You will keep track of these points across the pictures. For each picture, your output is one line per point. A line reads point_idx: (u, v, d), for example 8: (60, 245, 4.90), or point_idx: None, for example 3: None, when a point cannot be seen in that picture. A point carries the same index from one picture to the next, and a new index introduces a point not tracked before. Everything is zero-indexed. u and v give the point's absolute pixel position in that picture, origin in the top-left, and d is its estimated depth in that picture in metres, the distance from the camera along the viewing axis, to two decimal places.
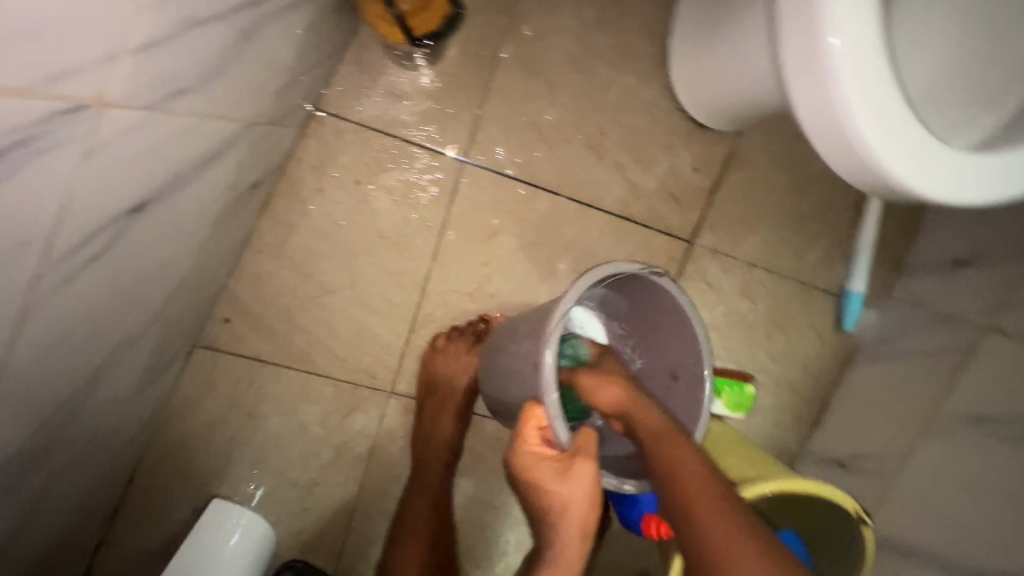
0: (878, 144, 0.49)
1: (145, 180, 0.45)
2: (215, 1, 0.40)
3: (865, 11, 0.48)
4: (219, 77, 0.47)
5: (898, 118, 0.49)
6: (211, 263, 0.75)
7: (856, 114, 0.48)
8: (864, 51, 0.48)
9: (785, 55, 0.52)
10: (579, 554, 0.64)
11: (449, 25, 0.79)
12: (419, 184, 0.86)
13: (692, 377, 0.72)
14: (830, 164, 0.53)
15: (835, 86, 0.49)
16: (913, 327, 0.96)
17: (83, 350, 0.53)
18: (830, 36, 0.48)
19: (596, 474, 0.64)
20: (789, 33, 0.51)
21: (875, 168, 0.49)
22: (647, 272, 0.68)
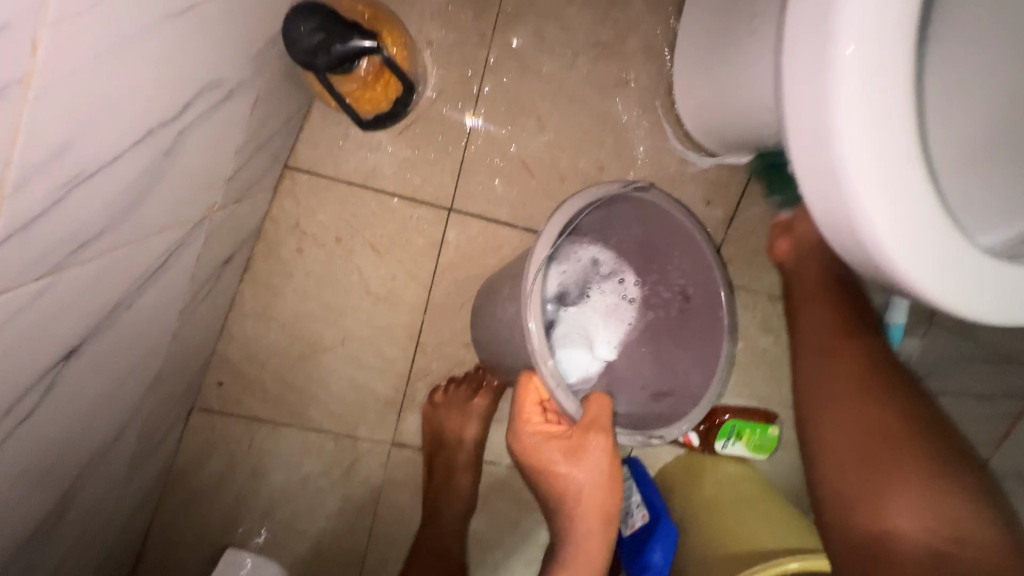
0: (870, 199, 0.38)
1: (73, 326, 0.41)
2: (115, 142, 0.35)
3: (896, 24, 0.37)
4: (142, 200, 0.42)
5: (903, 180, 0.38)
6: (190, 339, 0.72)
7: (852, 161, 0.38)
8: (883, 74, 0.37)
9: (790, 65, 0.41)
10: (600, 542, 0.64)
11: (400, 106, 0.73)
12: (405, 236, 0.81)
13: (707, 298, 0.69)
14: (817, 212, 0.43)
15: (837, 111, 0.38)
16: (959, 359, 0.87)
17: (54, 475, 0.50)
18: (844, 43, 0.37)
19: (608, 446, 0.62)
20: (799, 37, 0.40)
21: (862, 230, 0.39)
22: (631, 189, 0.62)
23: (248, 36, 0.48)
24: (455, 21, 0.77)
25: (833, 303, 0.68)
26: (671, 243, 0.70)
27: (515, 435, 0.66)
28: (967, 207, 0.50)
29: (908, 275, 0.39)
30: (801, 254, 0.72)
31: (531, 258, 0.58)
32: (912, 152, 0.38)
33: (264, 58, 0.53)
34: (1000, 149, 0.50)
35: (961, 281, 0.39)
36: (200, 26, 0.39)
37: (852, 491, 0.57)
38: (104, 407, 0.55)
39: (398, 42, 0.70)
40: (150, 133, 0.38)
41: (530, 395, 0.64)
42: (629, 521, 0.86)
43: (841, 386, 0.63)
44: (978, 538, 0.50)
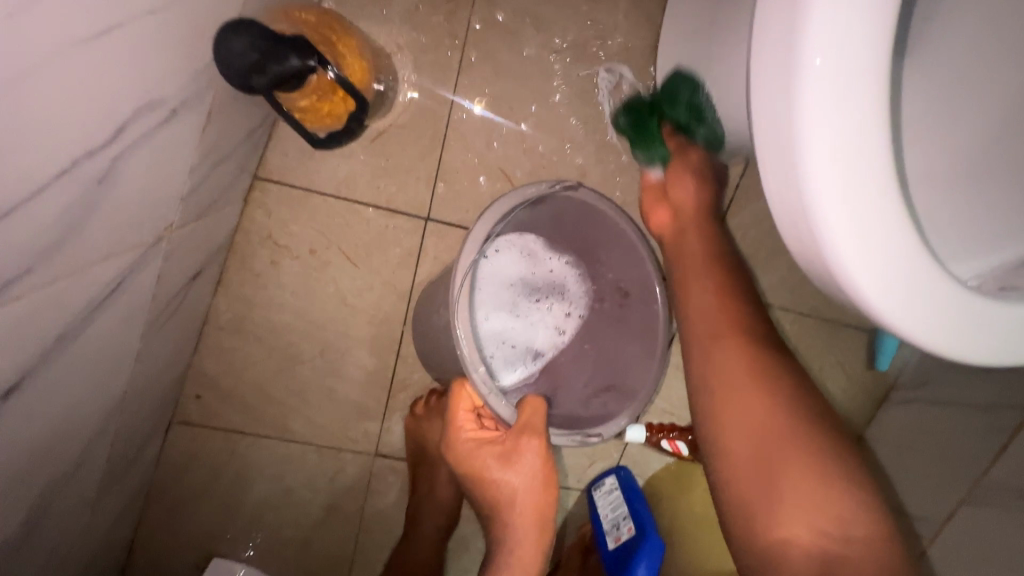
0: (843, 236, 0.31)
1: (11, 363, 0.39)
2: (32, 175, 0.32)
3: (876, 26, 0.30)
4: (79, 229, 0.40)
5: (886, 218, 0.32)
6: (161, 357, 0.70)
7: (820, 196, 0.31)
8: (861, 88, 0.31)
9: (755, 72, 0.34)
10: (536, 545, 0.62)
11: (354, 122, 0.67)
12: (382, 246, 0.79)
13: (643, 291, 0.69)
14: (788, 243, 0.36)
15: (806, 132, 0.31)
16: (955, 368, 0.85)
17: (11, 506, 0.48)
18: (815, 51, 0.30)
19: (541, 452, 0.60)
20: (762, 45, 0.34)
21: (832, 269, 0.32)
22: (561, 188, 0.63)
23: (189, 51, 0.45)
24: (427, 23, 0.73)
25: (716, 274, 0.61)
26: (606, 238, 0.70)
27: (448, 444, 0.64)
28: (956, 229, 0.45)
29: (890, 321, 0.33)
30: (682, 221, 0.65)
31: (459, 267, 0.57)
32: (891, 182, 0.32)
33: (213, 73, 0.50)
34: (989, 165, 0.47)
35: (959, 323, 0.34)
36: (124, 47, 0.37)
37: (744, 493, 0.49)
38: (63, 435, 0.53)
39: (354, 54, 0.66)
40: (76, 163, 0.36)
41: (463, 402, 0.63)
42: (616, 534, 0.84)
43: (728, 376, 0.54)
44: (863, 532, 0.43)
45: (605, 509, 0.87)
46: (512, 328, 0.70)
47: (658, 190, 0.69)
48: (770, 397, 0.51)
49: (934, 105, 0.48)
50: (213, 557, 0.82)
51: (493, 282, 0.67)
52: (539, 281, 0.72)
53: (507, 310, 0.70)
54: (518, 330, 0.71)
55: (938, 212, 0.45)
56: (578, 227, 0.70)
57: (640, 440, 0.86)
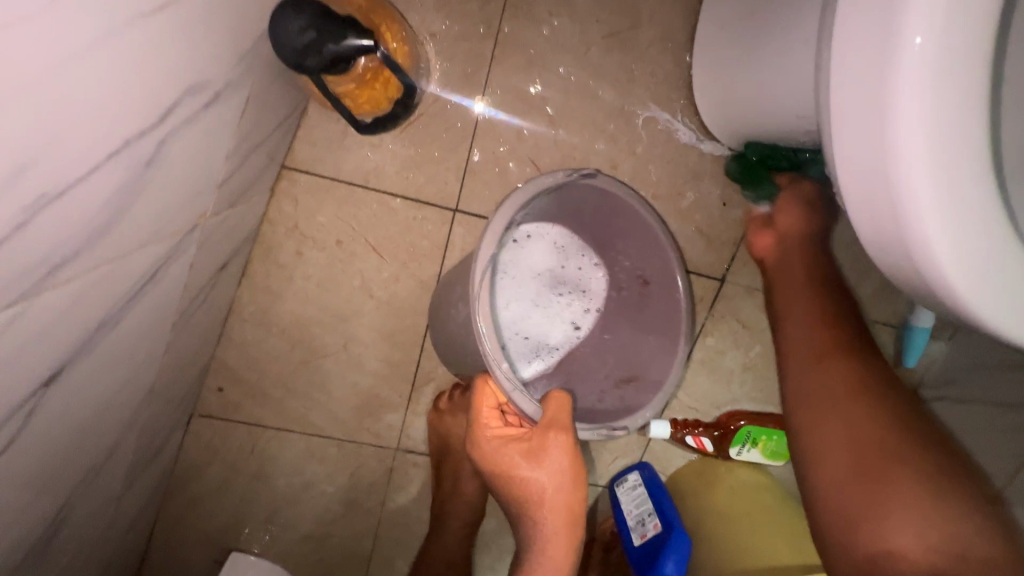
0: (934, 224, 0.30)
1: (53, 349, 0.38)
2: (85, 155, 0.31)
3: (978, 2, 0.29)
4: (123, 214, 0.39)
5: (979, 204, 0.31)
6: (187, 348, 0.69)
7: (911, 181, 0.31)
8: (959, 68, 0.29)
9: (842, 52, 0.33)
10: (567, 545, 0.59)
11: (401, 107, 0.69)
12: (409, 237, 0.78)
13: (665, 279, 0.68)
14: (865, 229, 0.35)
15: (900, 115, 0.30)
16: (986, 367, 0.84)
17: (45, 497, 0.47)
18: (915, 29, 0.29)
19: (570, 447, 0.58)
20: (850, 24, 0.33)
21: (920, 256, 0.32)
22: (580, 176, 0.59)
23: (232, 32, 0.44)
24: (460, 11, 0.72)
25: (816, 298, 0.61)
26: (626, 228, 0.68)
27: (471, 443, 0.60)
28: None
29: (980, 312, 0.32)
30: (788, 248, 0.66)
31: (478, 260, 0.53)
32: (985, 167, 0.31)
33: (253, 57, 0.49)
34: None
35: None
36: (176, 22, 0.35)
37: (847, 511, 0.48)
38: (94, 425, 0.52)
39: (398, 38, 0.66)
40: (126, 144, 0.35)
41: (487, 399, 0.60)
42: (640, 530, 0.83)
43: (827, 390, 0.54)
44: (984, 555, 0.41)
45: (629, 506, 0.87)
46: (529, 317, 0.71)
47: (763, 221, 0.71)
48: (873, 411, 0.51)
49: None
50: (234, 551, 0.81)
51: (522, 265, 0.70)
52: (569, 274, 0.73)
53: (529, 297, 0.71)
54: (537, 319, 0.72)
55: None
56: (600, 216, 0.68)
57: (665, 435, 0.86)
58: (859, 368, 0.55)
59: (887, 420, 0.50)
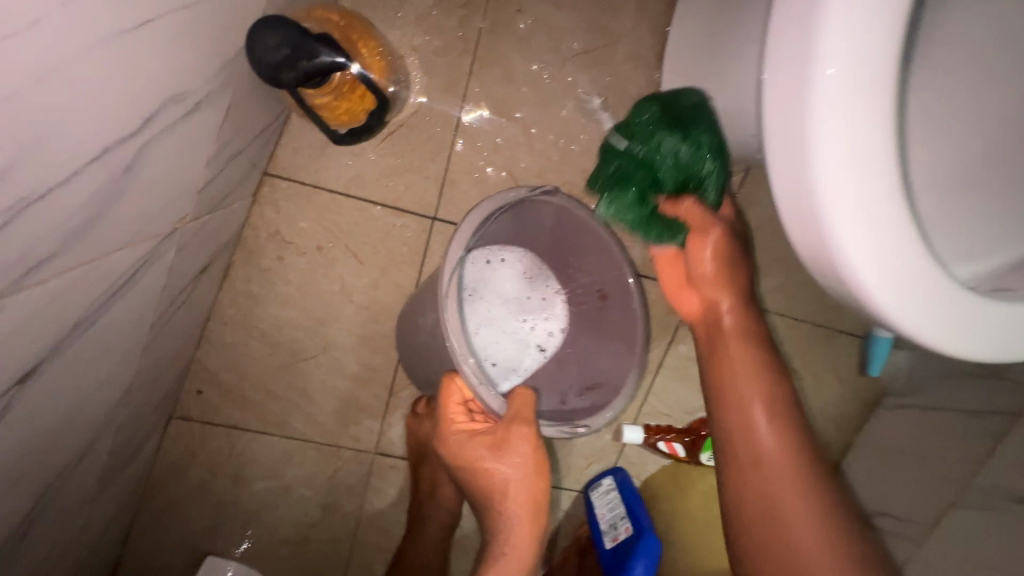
0: (849, 237, 0.33)
1: (30, 346, 0.39)
2: (66, 161, 0.33)
3: (885, 37, 0.32)
4: (101, 217, 0.40)
5: (890, 219, 0.33)
6: (166, 350, 0.70)
7: (828, 197, 0.33)
8: (868, 96, 0.32)
9: (769, 79, 0.36)
10: (530, 533, 0.61)
11: (374, 119, 0.70)
12: (389, 244, 0.80)
13: (621, 291, 0.69)
14: (794, 241, 0.38)
15: (817, 137, 0.33)
16: (944, 375, 0.87)
17: (19, 493, 0.48)
18: (828, 61, 0.32)
19: (533, 440, 0.59)
20: (775, 49, 0.35)
21: (840, 266, 0.34)
22: (539, 192, 0.62)
23: (214, 44, 0.46)
24: (440, 27, 0.75)
25: (750, 390, 0.57)
26: (581, 242, 0.70)
27: (440, 436, 0.63)
28: (958, 235, 0.47)
29: (896, 317, 0.34)
30: (720, 323, 0.61)
31: (445, 263, 0.55)
32: (896, 187, 0.33)
33: (233, 68, 0.51)
34: (991, 167, 0.48)
35: (952, 319, 0.36)
36: (160, 37, 0.37)
37: None
38: (71, 424, 0.53)
39: (375, 54, 0.70)
40: (107, 150, 0.37)
41: (454, 395, 0.62)
42: (613, 534, 0.84)
43: (764, 508, 0.53)
44: None
45: (602, 509, 0.88)
46: (496, 341, 0.72)
47: (682, 271, 0.64)
48: (810, 517, 0.52)
49: (936, 108, 0.49)
50: (209, 554, 0.82)
51: (488, 292, 0.72)
52: (529, 300, 0.75)
53: (494, 323, 0.72)
54: (504, 344, 0.72)
55: (938, 216, 0.47)
56: (557, 230, 0.70)
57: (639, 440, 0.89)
58: (796, 460, 0.55)
59: (828, 545, 0.50)
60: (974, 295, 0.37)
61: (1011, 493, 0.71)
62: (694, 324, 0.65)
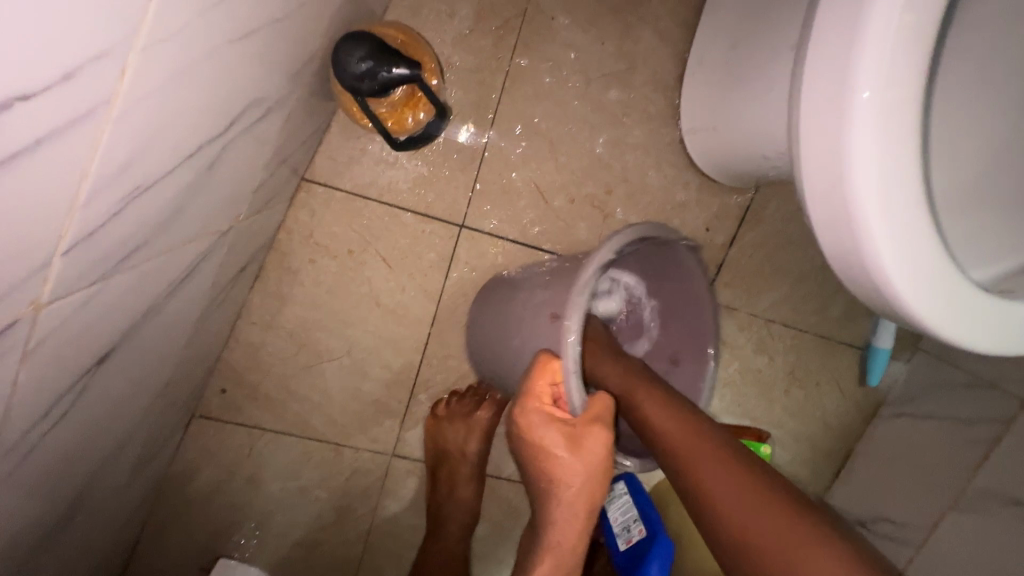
0: (880, 239, 0.37)
1: (107, 332, 0.42)
2: (168, 159, 0.37)
3: (910, 66, 0.37)
4: (180, 213, 0.44)
5: (915, 224, 0.38)
6: (201, 347, 0.72)
7: (862, 203, 0.37)
8: (896, 117, 0.37)
9: (806, 99, 0.40)
10: (578, 533, 0.62)
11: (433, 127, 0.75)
12: (417, 249, 0.83)
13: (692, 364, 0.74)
14: (824, 245, 0.42)
15: (852, 152, 0.37)
16: (939, 386, 0.92)
17: (70, 477, 0.50)
18: (862, 85, 0.37)
19: (608, 443, 0.59)
20: (811, 75, 0.40)
21: (871, 266, 0.38)
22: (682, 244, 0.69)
23: (288, 58, 0.49)
24: (475, 45, 0.79)
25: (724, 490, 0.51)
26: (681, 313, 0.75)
27: (520, 415, 0.62)
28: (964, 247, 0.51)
29: (918, 314, 0.39)
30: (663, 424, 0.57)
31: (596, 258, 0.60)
32: (918, 196, 0.38)
33: (298, 78, 0.55)
34: (991, 189, 0.53)
35: (966, 318, 0.40)
36: (255, 50, 0.41)
37: None
38: (120, 411, 0.55)
39: (431, 68, 0.73)
40: (199, 148, 0.40)
41: (547, 375, 0.62)
42: (626, 536, 0.87)
43: None
44: None
45: (615, 513, 0.90)
46: None
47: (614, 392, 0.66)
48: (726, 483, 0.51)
49: (950, 126, 0.53)
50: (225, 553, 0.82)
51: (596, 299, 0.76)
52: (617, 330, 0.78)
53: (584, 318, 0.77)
54: None
55: (951, 223, 0.51)
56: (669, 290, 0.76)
57: None
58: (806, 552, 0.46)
59: None
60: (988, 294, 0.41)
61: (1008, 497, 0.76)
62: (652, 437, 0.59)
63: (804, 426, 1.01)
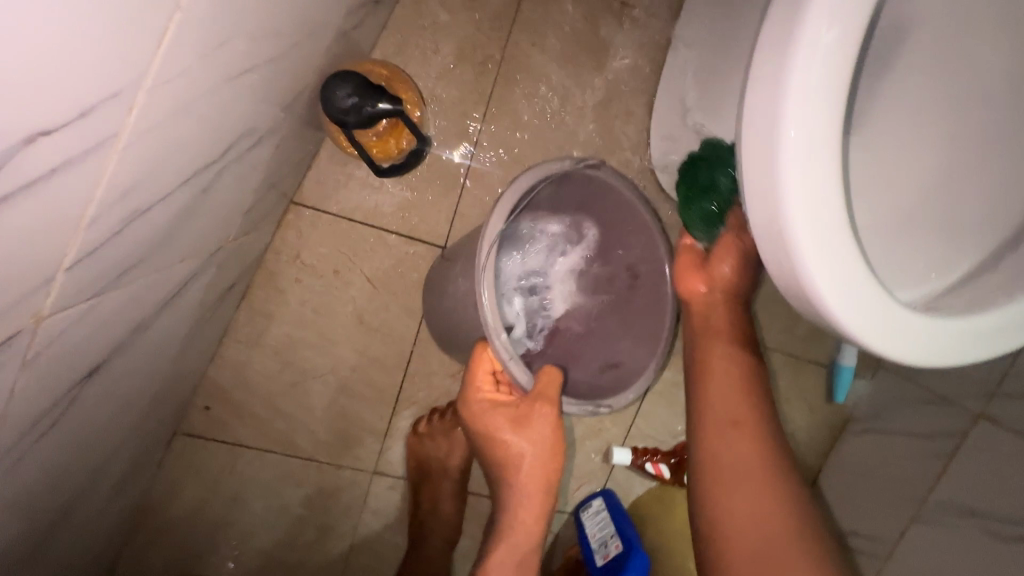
0: (811, 262, 0.41)
1: (100, 345, 0.44)
2: (166, 184, 0.40)
3: (833, 108, 0.41)
4: (175, 232, 0.47)
5: (841, 246, 0.42)
6: (187, 363, 0.74)
7: (795, 230, 0.41)
8: (822, 153, 0.41)
9: (745, 135, 0.44)
10: (536, 512, 0.66)
11: (413, 157, 0.80)
12: (400, 269, 0.86)
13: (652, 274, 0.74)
14: (768, 266, 0.46)
15: (783, 184, 0.41)
16: (901, 403, 0.96)
17: (54, 490, 0.51)
18: (790, 124, 0.41)
19: (554, 418, 0.64)
20: (750, 114, 0.44)
21: (806, 286, 0.42)
22: (583, 166, 0.66)
23: (281, 91, 0.53)
24: (458, 79, 0.84)
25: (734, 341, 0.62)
26: (621, 227, 0.75)
27: (465, 403, 0.67)
28: (893, 265, 0.55)
29: (849, 330, 0.43)
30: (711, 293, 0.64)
31: (487, 233, 0.60)
32: (843, 222, 0.42)
33: (289, 108, 0.59)
34: (925, 215, 0.57)
35: (893, 332, 0.44)
36: (250, 85, 0.45)
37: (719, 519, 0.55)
38: (107, 426, 0.56)
39: (414, 101, 0.78)
40: (196, 173, 0.44)
41: (485, 365, 0.66)
42: (604, 551, 0.88)
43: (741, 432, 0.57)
44: None
45: (593, 529, 0.92)
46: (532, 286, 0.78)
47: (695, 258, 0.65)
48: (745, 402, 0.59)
49: (892, 158, 0.58)
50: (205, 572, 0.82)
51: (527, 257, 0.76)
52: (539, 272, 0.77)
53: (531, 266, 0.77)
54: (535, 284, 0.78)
55: (884, 248, 0.56)
56: (602, 210, 0.74)
57: (627, 461, 0.95)
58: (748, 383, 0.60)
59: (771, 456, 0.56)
60: (923, 314, 0.46)
61: (966, 507, 0.79)
62: (688, 307, 0.66)
63: None
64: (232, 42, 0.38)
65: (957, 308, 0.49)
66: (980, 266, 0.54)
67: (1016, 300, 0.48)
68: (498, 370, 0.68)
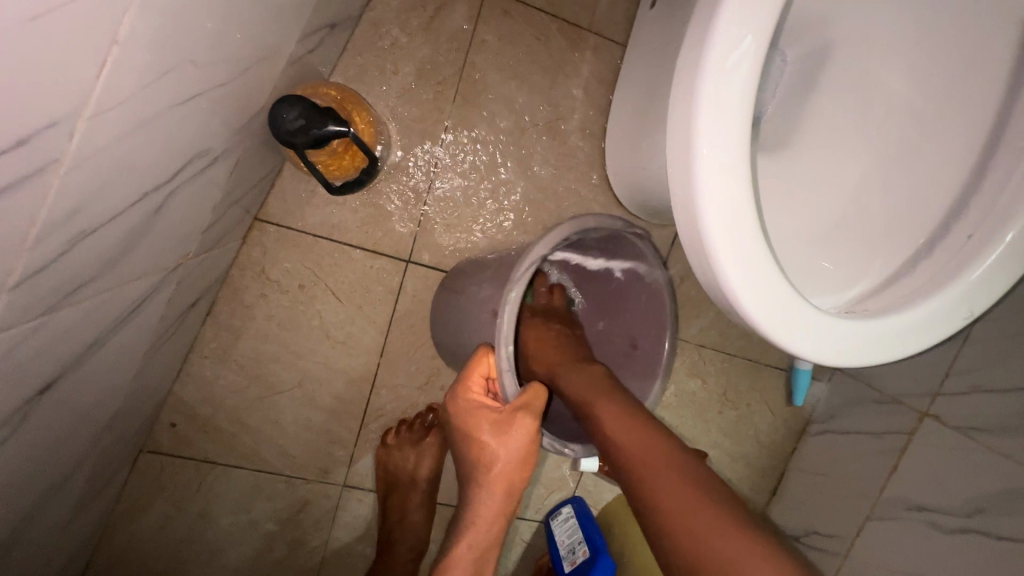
0: (732, 272, 0.45)
1: (49, 363, 0.45)
2: (113, 206, 0.41)
3: (742, 130, 0.44)
4: (126, 252, 0.48)
5: (758, 256, 0.45)
6: (149, 380, 0.74)
7: (715, 243, 0.44)
8: (736, 171, 0.44)
9: (670, 154, 0.47)
10: (495, 513, 0.68)
11: (365, 174, 0.81)
12: (366, 283, 0.88)
13: (650, 348, 0.81)
14: (698, 277, 0.49)
15: (702, 200, 0.44)
16: (855, 404, 1.00)
17: (7, 510, 0.51)
18: (705, 145, 0.44)
19: (532, 432, 0.65)
20: (672, 135, 0.47)
21: (728, 292, 0.45)
22: (629, 228, 0.71)
23: (233, 113, 0.55)
24: (419, 98, 0.87)
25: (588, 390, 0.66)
26: (640, 300, 0.81)
27: (453, 399, 0.71)
28: (818, 277, 0.60)
29: (769, 333, 0.46)
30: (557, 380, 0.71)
31: (530, 257, 0.64)
32: (758, 234, 0.45)
33: (244, 129, 0.60)
34: (851, 225, 0.61)
35: (812, 336, 0.47)
36: (197, 110, 0.46)
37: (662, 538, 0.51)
38: (62, 444, 0.56)
39: (367, 122, 0.81)
40: (144, 196, 0.45)
41: (481, 368, 0.70)
42: (571, 558, 0.89)
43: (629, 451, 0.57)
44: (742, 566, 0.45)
45: (561, 536, 0.93)
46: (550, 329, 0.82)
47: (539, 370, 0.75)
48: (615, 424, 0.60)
49: (814, 178, 0.64)
50: None
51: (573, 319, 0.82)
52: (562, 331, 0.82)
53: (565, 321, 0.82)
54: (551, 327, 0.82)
55: (807, 261, 0.60)
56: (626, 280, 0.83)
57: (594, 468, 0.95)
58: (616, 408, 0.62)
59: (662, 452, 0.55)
60: (839, 317, 0.49)
61: (914, 503, 0.83)
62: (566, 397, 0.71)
63: (738, 445, 1.07)
64: (176, 71, 0.40)
65: (873, 310, 0.53)
66: (899, 270, 0.57)
67: (929, 299, 0.51)
68: (491, 376, 0.71)
